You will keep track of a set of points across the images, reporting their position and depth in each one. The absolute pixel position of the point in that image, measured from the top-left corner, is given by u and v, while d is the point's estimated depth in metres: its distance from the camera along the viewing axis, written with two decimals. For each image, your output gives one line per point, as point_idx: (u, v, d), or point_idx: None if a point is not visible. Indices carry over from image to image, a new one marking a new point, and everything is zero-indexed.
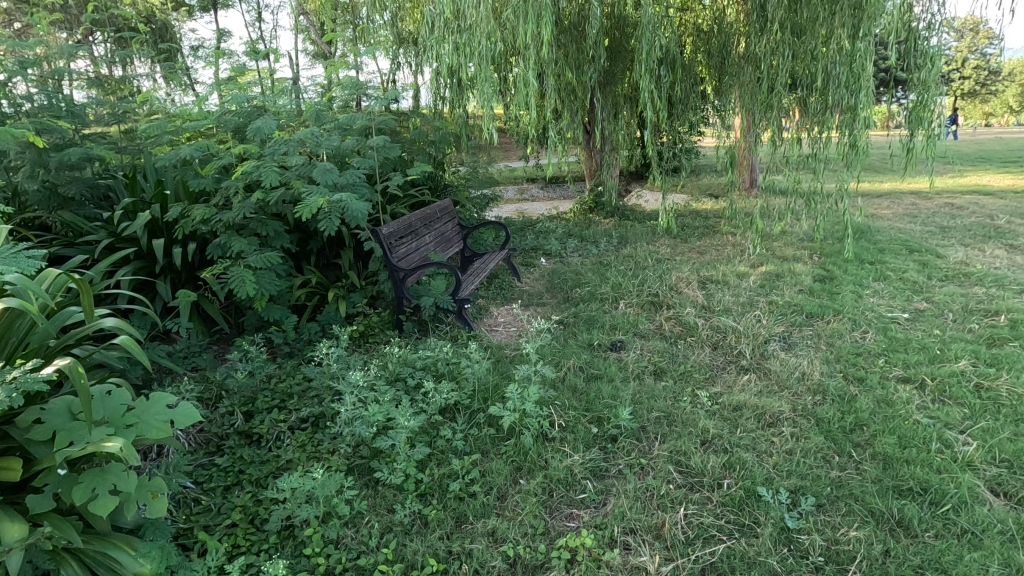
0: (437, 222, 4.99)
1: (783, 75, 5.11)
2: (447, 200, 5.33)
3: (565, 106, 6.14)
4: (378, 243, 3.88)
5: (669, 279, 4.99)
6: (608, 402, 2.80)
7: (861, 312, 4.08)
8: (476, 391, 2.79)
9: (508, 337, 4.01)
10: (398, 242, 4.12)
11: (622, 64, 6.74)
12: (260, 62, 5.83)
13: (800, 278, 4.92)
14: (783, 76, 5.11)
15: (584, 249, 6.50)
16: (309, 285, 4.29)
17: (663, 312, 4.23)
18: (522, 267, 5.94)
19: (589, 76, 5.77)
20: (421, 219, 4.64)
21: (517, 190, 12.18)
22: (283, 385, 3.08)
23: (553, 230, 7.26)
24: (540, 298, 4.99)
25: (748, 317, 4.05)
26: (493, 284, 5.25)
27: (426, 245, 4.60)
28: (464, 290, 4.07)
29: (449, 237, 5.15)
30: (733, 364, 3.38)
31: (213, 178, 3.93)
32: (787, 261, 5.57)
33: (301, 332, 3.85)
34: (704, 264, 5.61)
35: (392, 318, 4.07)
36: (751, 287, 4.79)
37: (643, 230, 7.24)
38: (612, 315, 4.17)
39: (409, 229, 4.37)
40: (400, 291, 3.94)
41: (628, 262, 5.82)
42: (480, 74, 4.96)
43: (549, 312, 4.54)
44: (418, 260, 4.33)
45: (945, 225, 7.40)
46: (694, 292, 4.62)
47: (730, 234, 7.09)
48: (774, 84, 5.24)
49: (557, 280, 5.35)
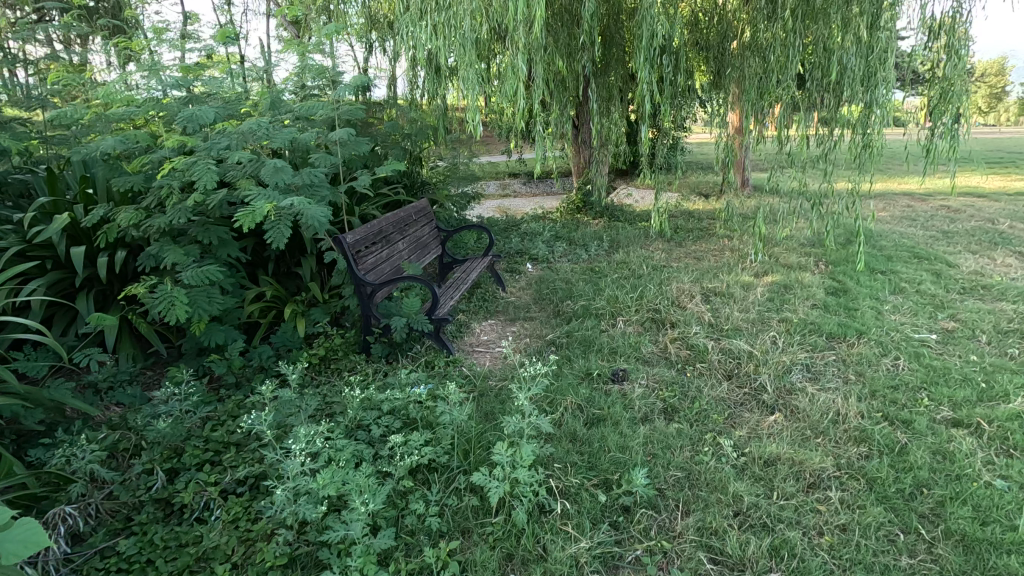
0: (413, 225, 4.46)
1: (793, 67, 4.63)
2: (424, 200, 4.79)
3: (554, 98, 5.63)
4: (342, 253, 3.35)
5: (669, 290, 4.53)
6: (616, 456, 2.32)
7: (885, 332, 3.67)
8: (455, 445, 2.29)
9: (493, 363, 3.50)
10: (366, 251, 3.59)
11: (615, 54, 6.27)
12: (230, 46, 5.19)
13: (811, 290, 4.51)
14: (793, 68, 4.63)
15: (573, 254, 6.02)
16: (263, 300, 3.72)
17: (666, 331, 3.78)
18: (507, 274, 5.43)
19: (581, 66, 5.28)
20: (395, 223, 4.11)
21: (499, 186, 11.66)
22: (220, 432, 2.54)
23: (539, 232, 6.76)
24: (527, 312, 4.49)
25: (761, 338, 3.62)
26: (475, 295, 4.74)
27: (401, 253, 4.07)
28: (442, 308, 3.54)
29: (426, 242, 4.62)
30: (753, 398, 2.94)
31: (145, 175, 3.33)
32: (793, 270, 5.17)
33: (250, 358, 3.30)
34: (704, 272, 5.19)
35: (358, 340, 3.53)
36: (759, 300, 4.37)
37: (635, 232, 6.79)
38: (610, 336, 3.70)
39: (380, 236, 3.82)
40: (368, 309, 3.42)
41: (622, 270, 5.36)
42: (463, 61, 4.42)
43: (539, 331, 4.04)
44: (390, 271, 3.81)
45: (947, 229, 7.09)
46: (699, 306, 4.18)
47: (726, 237, 6.68)
48: (781, 78, 4.79)
49: (545, 291, 4.85)
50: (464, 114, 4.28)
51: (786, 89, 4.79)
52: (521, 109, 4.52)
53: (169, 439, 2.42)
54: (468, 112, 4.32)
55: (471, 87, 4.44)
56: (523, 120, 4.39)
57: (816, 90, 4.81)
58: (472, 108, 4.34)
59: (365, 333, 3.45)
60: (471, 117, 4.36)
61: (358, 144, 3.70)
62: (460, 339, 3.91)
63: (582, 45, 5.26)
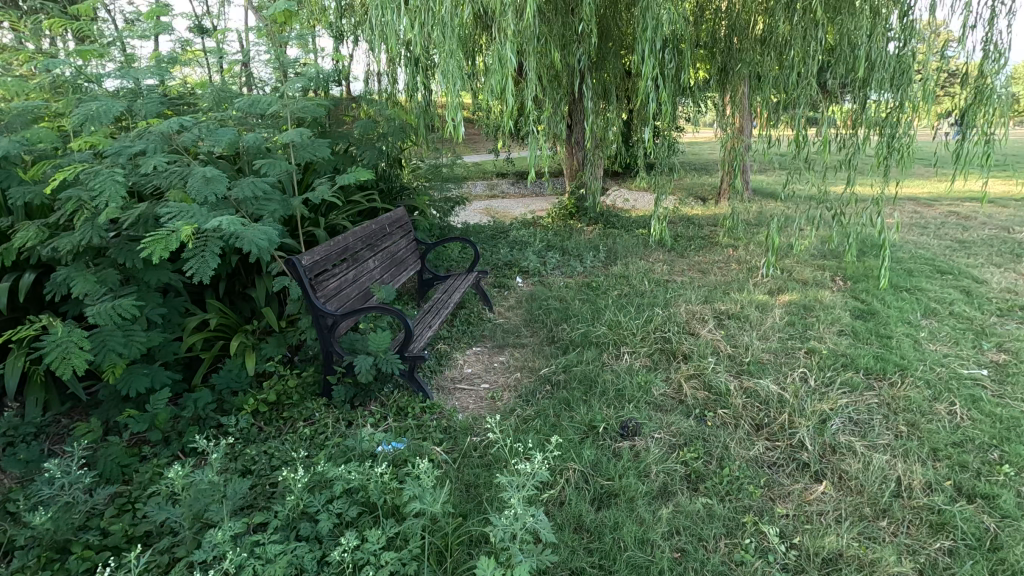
0: (388, 238, 3.91)
1: (815, 62, 4.14)
2: (401, 209, 4.24)
3: (546, 95, 5.11)
4: (297, 278, 2.80)
5: (677, 313, 4.02)
6: (638, 557, 1.82)
7: (929, 367, 3.19)
8: (428, 547, 1.76)
9: (477, 409, 2.97)
10: (328, 272, 3.05)
11: (612, 47, 5.74)
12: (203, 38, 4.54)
13: (835, 312, 4.04)
14: (815, 62, 4.14)
15: (567, 267, 5.50)
16: (207, 331, 3.16)
17: (678, 366, 3.26)
18: (494, 290, 4.89)
19: (576, 60, 4.76)
20: (366, 236, 3.57)
21: (487, 187, 11.08)
22: (127, 519, 1.98)
23: (529, 241, 6.23)
24: (517, 338, 3.97)
25: (790, 377, 3.11)
26: (457, 317, 4.20)
27: (372, 273, 3.54)
28: (417, 343, 3.01)
29: (403, 257, 4.08)
30: (792, 459, 2.44)
31: (53, 183, 2.74)
32: (809, 287, 4.70)
33: (183, 406, 2.73)
34: (713, 290, 4.69)
35: (316, 381, 2.98)
36: (778, 325, 3.88)
37: (632, 241, 6.28)
38: (614, 372, 3.18)
39: (346, 254, 3.26)
40: (329, 345, 2.88)
41: (622, 286, 4.85)
42: (441, 49, 3.87)
43: (531, 363, 3.51)
44: (359, 296, 3.28)
45: (962, 237, 6.68)
46: (713, 334, 3.67)
47: (731, 247, 6.20)
48: (800, 75, 4.31)
49: (537, 311, 4.32)
50: (443, 115, 3.84)
51: (807, 86, 4.30)
52: (510, 107, 3.98)
53: (52, 536, 1.85)
54: (448, 112, 3.87)
55: (452, 80, 3.89)
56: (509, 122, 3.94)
57: (837, 88, 4.33)
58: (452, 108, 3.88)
59: (326, 373, 2.92)
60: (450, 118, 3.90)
61: (318, 147, 3.14)
62: (439, 375, 3.38)
63: (578, 34, 4.74)
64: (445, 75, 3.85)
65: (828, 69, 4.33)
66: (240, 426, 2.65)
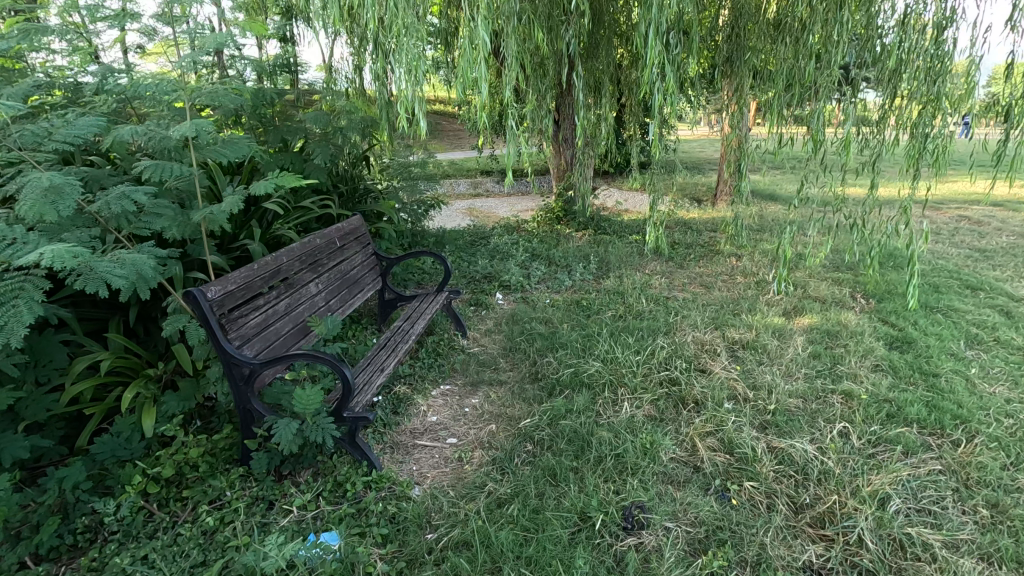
0: (339, 252, 3.24)
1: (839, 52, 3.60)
2: (358, 218, 3.57)
3: (530, 86, 4.49)
4: (200, 316, 2.14)
5: (682, 342, 3.42)
6: None
7: (995, 418, 2.62)
8: None
9: (438, 483, 2.34)
10: (251, 303, 2.39)
11: (605, 35, 5.14)
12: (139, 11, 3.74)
13: (866, 341, 3.47)
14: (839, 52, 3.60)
15: (554, 280, 4.89)
16: (98, 375, 2.50)
17: (690, 418, 2.67)
18: (470, 310, 4.26)
19: (565, 44, 4.14)
20: (307, 252, 2.90)
21: (471, 185, 10.42)
22: None
23: (511, 250, 5.60)
24: (494, 374, 3.34)
25: (827, 434, 2.53)
26: (424, 347, 3.56)
27: (315, 298, 2.87)
28: (362, 398, 2.36)
29: (358, 274, 3.42)
30: (848, 564, 1.85)
31: None
32: (829, 306, 4.13)
33: (47, 488, 2.07)
34: (721, 310, 4.12)
35: (232, 448, 2.33)
36: (802, 357, 3.29)
37: (626, 250, 5.69)
38: (611, 428, 2.57)
39: (277, 278, 2.60)
40: (247, 400, 2.23)
41: (616, 305, 4.24)
42: (401, 27, 3.23)
43: (510, 411, 2.89)
44: (294, 330, 2.62)
45: (981, 245, 6.17)
46: (728, 371, 3.08)
47: (734, 257, 5.62)
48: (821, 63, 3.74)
49: (519, 339, 3.70)
50: (396, 105, 3.25)
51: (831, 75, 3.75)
52: (482, 98, 3.36)
53: None
54: (401, 101, 3.29)
55: (412, 65, 3.27)
56: (480, 114, 3.36)
57: (865, 79, 3.76)
58: (406, 96, 3.28)
59: (244, 433, 2.28)
60: (405, 109, 3.30)
61: (235, 146, 2.50)
62: (396, 428, 2.74)
63: (568, 15, 4.12)
64: (400, 58, 3.25)
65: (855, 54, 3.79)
66: (119, 517, 2.00)
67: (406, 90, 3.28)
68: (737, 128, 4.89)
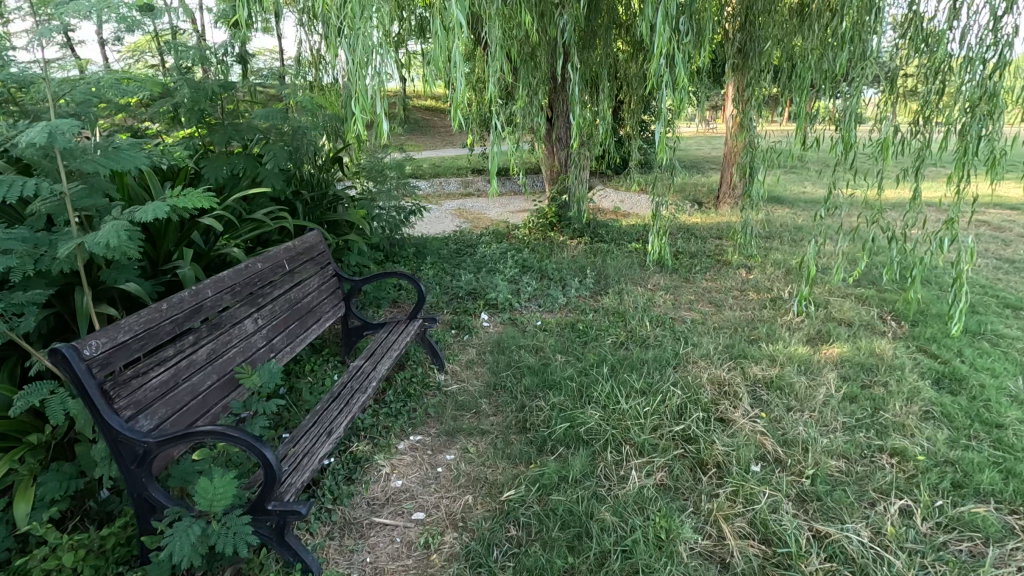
0: (287, 276, 2.71)
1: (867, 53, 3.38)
2: (314, 233, 3.04)
3: (519, 80, 3.97)
4: (73, 380, 1.62)
5: (696, 380, 2.92)
6: None
7: None
8: None
9: None
10: (155, 355, 1.86)
11: (604, 23, 4.63)
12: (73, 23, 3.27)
13: (908, 377, 2.99)
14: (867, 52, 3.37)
15: (547, 297, 4.38)
16: None
17: (711, 489, 2.17)
18: (451, 336, 3.75)
19: (560, 31, 3.63)
20: (241, 282, 2.37)
21: (461, 185, 9.87)
22: None
23: (500, 261, 5.08)
24: (475, 421, 2.83)
25: (885, 516, 2.04)
26: (393, 385, 3.04)
27: (251, 337, 2.35)
28: (299, 479, 1.85)
29: (313, 301, 2.89)
30: None
31: None
32: (857, 331, 3.66)
33: None
34: (736, 336, 3.63)
35: (131, 544, 1.80)
36: (837, 400, 2.80)
37: (627, 261, 5.19)
38: (617, 506, 2.07)
39: (195, 319, 2.07)
40: (143, 486, 1.71)
41: (617, 329, 3.74)
42: (357, 7, 2.69)
43: (491, 475, 2.37)
44: (219, 383, 2.09)
45: (1009, 254, 5.71)
46: (753, 422, 2.58)
47: (744, 270, 5.14)
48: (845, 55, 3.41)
49: (505, 374, 3.18)
50: (352, 104, 2.69)
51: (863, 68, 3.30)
52: (456, 94, 2.84)
53: None
54: (357, 98, 2.69)
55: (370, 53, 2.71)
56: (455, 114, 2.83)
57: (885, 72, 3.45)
58: (362, 91, 2.69)
59: (143, 527, 1.76)
60: (362, 107, 2.71)
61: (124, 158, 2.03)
62: (349, 501, 2.23)
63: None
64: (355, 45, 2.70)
65: (884, 46, 3.42)
66: None
67: (361, 85, 2.68)
68: (750, 128, 4.40)
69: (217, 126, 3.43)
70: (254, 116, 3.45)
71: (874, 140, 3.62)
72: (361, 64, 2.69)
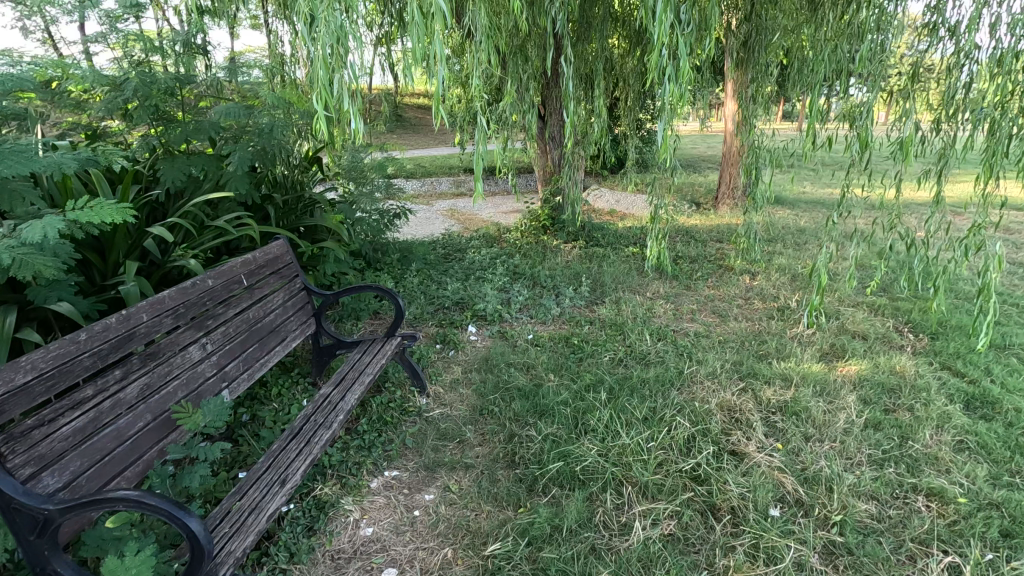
0: (245, 293, 2.40)
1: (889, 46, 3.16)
2: (280, 243, 2.73)
3: (509, 74, 3.68)
4: None
5: (703, 405, 2.65)
6: None
7: None
8: None
9: None
10: (68, 398, 1.54)
11: (600, 13, 4.35)
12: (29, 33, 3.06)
13: (935, 400, 2.72)
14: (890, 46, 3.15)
15: (540, 307, 4.10)
16: None
17: (728, 541, 1.90)
18: (435, 352, 3.45)
19: (553, 20, 3.34)
20: (187, 303, 2.05)
21: (453, 185, 9.59)
22: None
23: (491, 268, 4.79)
24: (458, 452, 2.53)
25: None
26: (367, 412, 2.74)
27: (197, 366, 2.04)
28: (242, 546, 1.55)
29: (277, 320, 2.57)
30: None
31: None
32: (874, 345, 3.40)
33: None
34: (743, 351, 3.36)
35: None
36: (860, 428, 2.53)
37: (625, 267, 4.92)
38: (621, 564, 1.79)
39: (126, 348, 1.77)
40: (44, 561, 1.41)
41: (616, 343, 3.47)
42: None
43: (475, 522, 2.08)
44: (154, 424, 1.79)
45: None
46: (769, 456, 2.30)
47: (748, 277, 4.87)
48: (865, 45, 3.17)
49: (493, 398, 2.89)
50: (312, 99, 2.30)
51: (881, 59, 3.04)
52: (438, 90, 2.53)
53: None
54: (319, 91, 2.29)
55: (334, 41, 2.32)
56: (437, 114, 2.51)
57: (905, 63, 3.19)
58: (325, 85, 2.30)
59: None
60: (326, 102, 2.31)
61: None
62: (310, 558, 1.93)
63: None
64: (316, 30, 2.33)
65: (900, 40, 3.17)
66: None
67: (324, 78, 2.30)
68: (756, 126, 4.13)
69: (175, 125, 3.12)
70: (213, 111, 3.12)
71: (891, 138, 3.36)
72: (324, 54, 2.30)
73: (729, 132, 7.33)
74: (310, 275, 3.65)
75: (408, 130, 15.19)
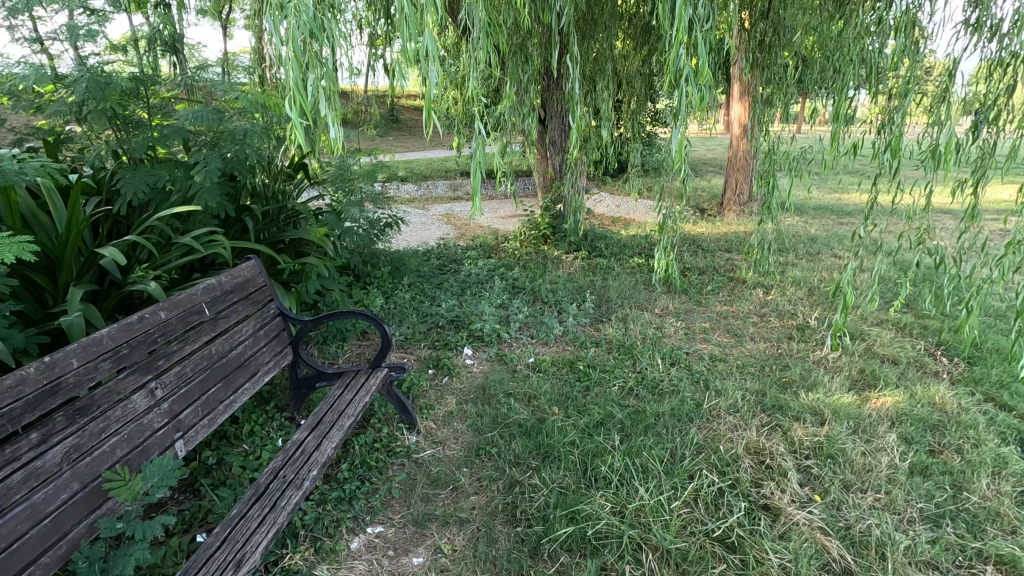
0: (207, 324, 2.09)
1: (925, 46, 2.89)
2: (251, 264, 2.42)
3: (508, 75, 3.39)
4: None
5: (728, 447, 2.36)
6: None
7: None
8: None
9: None
10: None
11: (606, 9, 4.07)
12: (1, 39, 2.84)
13: (986, 441, 2.44)
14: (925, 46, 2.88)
15: (541, 326, 3.80)
16: None
17: None
18: (428, 379, 3.15)
19: (557, 15, 3.06)
20: (132, 341, 1.74)
21: (450, 188, 9.30)
22: None
23: (489, 282, 4.49)
24: (451, 504, 2.23)
25: None
26: (349, 455, 2.43)
27: (144, 417, 1.73)
28: None
29: (246, 353, 2.26)
30: None
31: None
32: (906, 371, 3.12)
33: None
34: (765, 378, 3.07)
35: None
36: (906, 475, 2.24)
37: (631, 280, 4.63)
38: None
39: (50, 404, 1.46)
40: None
41: (625, 368, 3.17)
42: None
43: None
44: (83, 494, 1.48)
45: None
46: (807, 511, 2.02)
47: (761, 291, 4.59)
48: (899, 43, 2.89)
49: (491, 436, 2.59)
50: (285, 105, 1.86)
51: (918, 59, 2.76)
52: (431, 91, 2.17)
53: None
54: (292, 95, 1.85)
55: (309, 35, 1.92)
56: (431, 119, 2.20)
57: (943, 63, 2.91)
58: (300, 88, 1.87)
59: None
60: (302, 108, 1.87)
61: None
62: None
63: None
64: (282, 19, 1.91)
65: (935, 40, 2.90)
66: None
67: (299, 80, 1.88)
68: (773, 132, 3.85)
69: (135, 131, 2.81)
70: (178, 115, 2.81)
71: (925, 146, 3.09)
72: (295, 52, 1.90)
73: (736, 136, 7.03)
74: (292, 294, 3.35)
75: (404, 131, 14.87)
